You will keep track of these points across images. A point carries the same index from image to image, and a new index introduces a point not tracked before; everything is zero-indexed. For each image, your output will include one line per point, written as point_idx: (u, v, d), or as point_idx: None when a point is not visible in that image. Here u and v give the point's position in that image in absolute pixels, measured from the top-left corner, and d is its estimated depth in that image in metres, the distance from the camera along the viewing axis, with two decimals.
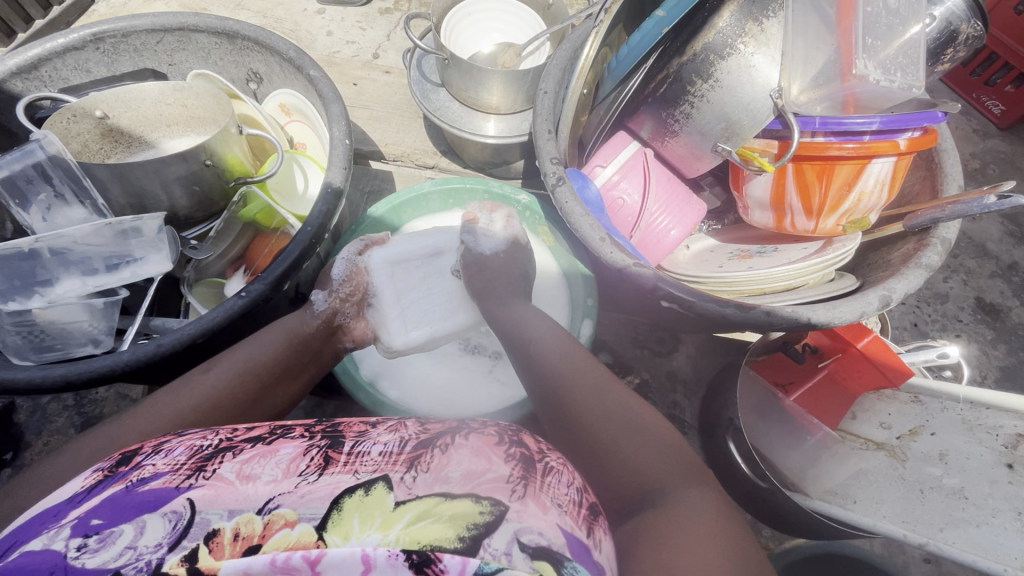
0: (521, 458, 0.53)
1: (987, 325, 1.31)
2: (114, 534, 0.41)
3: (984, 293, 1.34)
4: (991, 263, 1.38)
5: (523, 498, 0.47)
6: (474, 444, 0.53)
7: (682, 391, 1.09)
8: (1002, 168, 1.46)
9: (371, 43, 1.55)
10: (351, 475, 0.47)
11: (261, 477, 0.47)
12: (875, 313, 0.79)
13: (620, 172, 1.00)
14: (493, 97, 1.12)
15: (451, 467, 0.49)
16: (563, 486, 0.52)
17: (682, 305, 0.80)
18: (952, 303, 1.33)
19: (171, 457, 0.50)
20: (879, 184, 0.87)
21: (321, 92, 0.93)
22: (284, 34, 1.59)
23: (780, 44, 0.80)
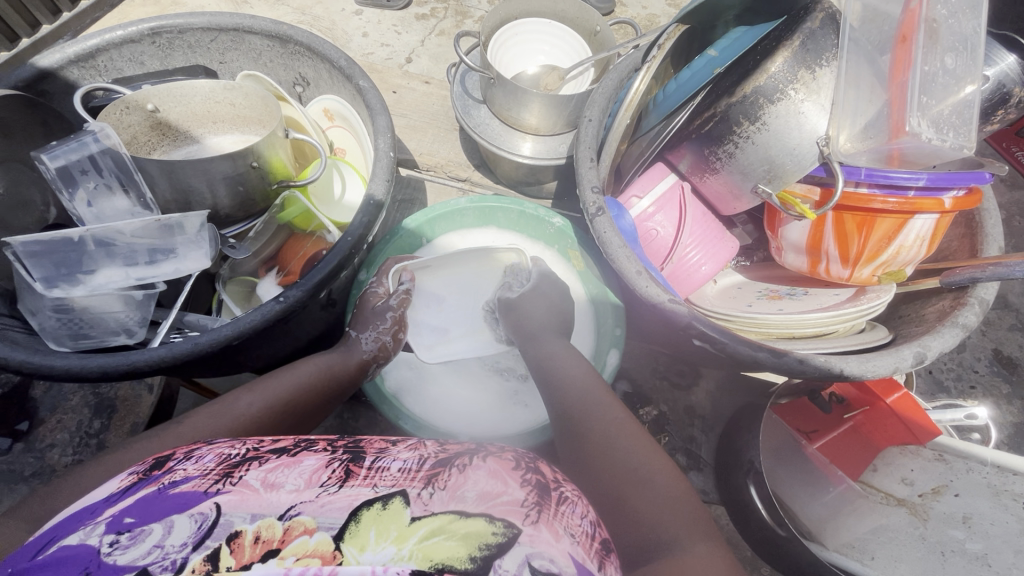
0: (536, 485, 0.52)
1: (1003, 378, 1.29)
2: (144, 532, 0.43)
3: (1002, 345, 1.33)
4: (1012, 315, 1.36)
5: (536, 523, 0.46)
6: (492, 466, 0.53)
7: (700, 427, 1.09)
8: None
9: (405, 47, 1.58)
10: (370, 488, 0.48)
11: (285, 486, 0.48)
12: (909, 369, 0.78)
13: (656, 204, 1.01)
14: (533, 118, 1.13)
15: (467, 486, 0.50)
16: (576, 517, 0.51)
17: (714, 344, 0.80)
18: (968, 352, 1.31)
19: (201, 464, 0.51)
20: (920, 240, 0.86)
21: (369, 102, 0.94)
22: (320, 32, 1.62)
23: (830, 94, 0.80)
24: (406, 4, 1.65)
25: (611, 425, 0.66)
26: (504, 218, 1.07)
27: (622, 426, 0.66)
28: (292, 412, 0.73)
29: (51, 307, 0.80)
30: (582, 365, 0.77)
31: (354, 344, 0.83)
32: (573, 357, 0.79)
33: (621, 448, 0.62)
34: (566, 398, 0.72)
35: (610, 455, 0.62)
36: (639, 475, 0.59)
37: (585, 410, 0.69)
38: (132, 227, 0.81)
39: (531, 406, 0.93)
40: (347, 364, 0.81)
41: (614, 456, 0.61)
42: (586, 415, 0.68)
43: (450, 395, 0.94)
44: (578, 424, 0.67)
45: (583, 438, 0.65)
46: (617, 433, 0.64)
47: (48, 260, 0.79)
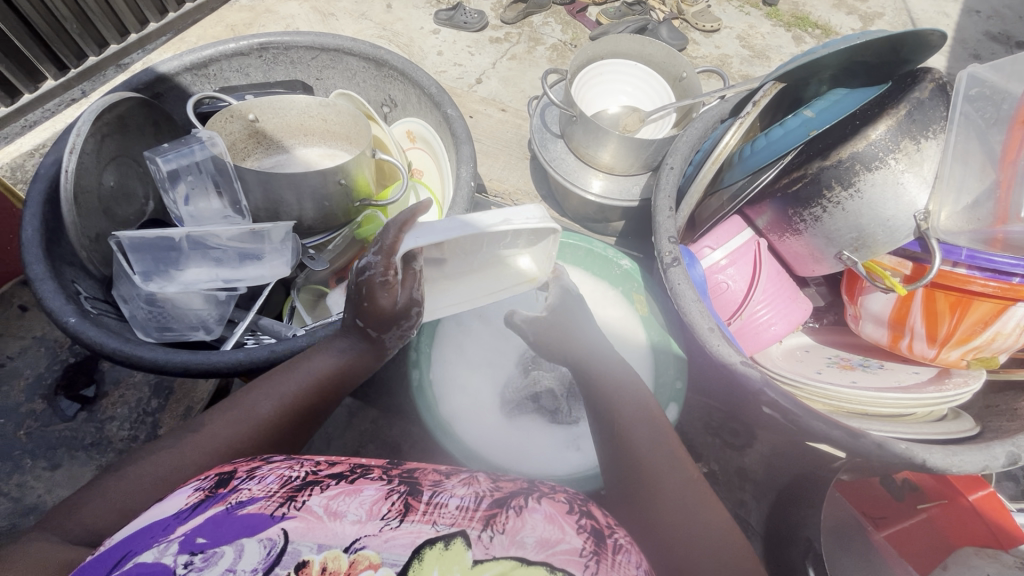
0: (591, 532, 0.50)
1: None
2: (217, 554, 0.43)
3: None
4: None
5: None
6: (547, 510, 0.51)
7: (751, 492, 1.04)
8: None
9: (476, 68, 1.63)
10: (431, 526, 0.47)
11: (347, 516, 0.47)
12: (1000, 469, 0.72)
13: (729, 257, 0.98)
14: (609, 157, 1.13)
15: (526, 531, 0.48)
16: (634, 567, 0.48)
17: (784, 414, 0.76)
18: None
19: (265, 484, 0.50)
20: (1020, 327, 0.80)
21: (455, 131, 0.97)
22: (398, 47, 1.69)
23: (934, 167, 0.77)
24: (482, 27, 1.72)
25: (661, 456, 0.58)
26: (571, 254, 1.07)
27: (675, 463, 0.57)
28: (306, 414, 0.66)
29: (144, 298, 0.86)
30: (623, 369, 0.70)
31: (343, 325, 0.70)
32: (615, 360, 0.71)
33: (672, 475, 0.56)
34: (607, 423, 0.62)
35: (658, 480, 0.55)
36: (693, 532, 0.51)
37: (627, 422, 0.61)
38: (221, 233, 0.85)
39: (586, 451, 0.90)
40: (362, 357, 0.71)
41: (667, 502, 0.54)
42: (629, 429, 0.61)
43: (501, 428, 0.93)
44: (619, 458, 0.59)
45: (632, 471, 0.57)
46: (666, 457, 0.57)
47: (145, 254, 0.85)
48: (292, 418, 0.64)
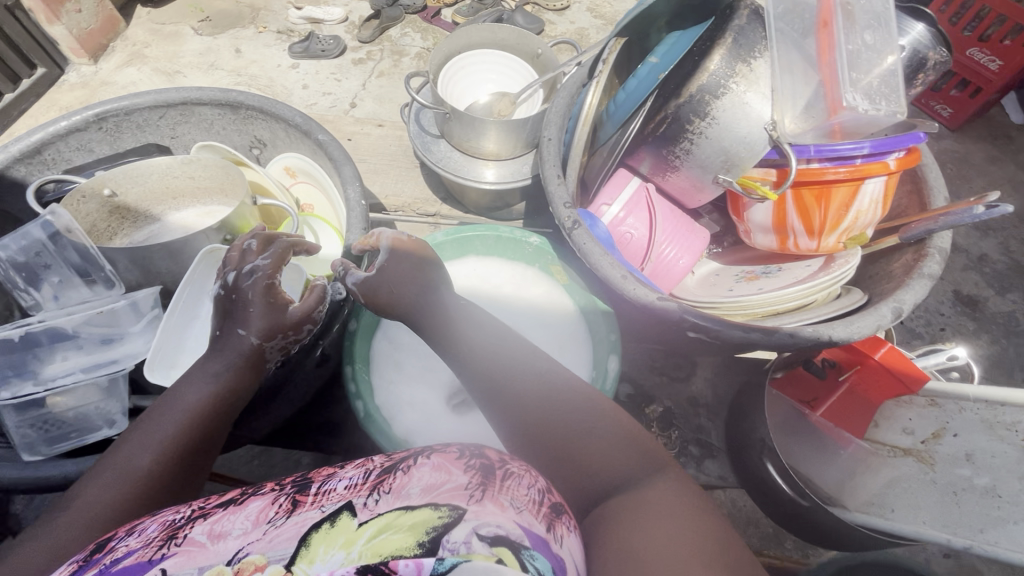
0: (481, 467, 0.52)
1: (968, 316, 1.43)
2: None
3: (961, 286, 1.48)
4: (962, 256, 1.52)
5: (481, 500, 0.47)
6: (436, 461, 0.52)
7: (705, 415, 1.11)
8: (959, 166, 1.70)
9: (347, 93, 1.61)
10: (317, 509, 0.46)
11: (231, 533, 0.45)
12: (890, 325, 0.82)
13: (626, 208, 1.04)
14: (492, 145, 1.16)
15: (412, 483, 0.49)
16: (524, 487, 0.51)
17: (708, 333, 0.82)
18: (933, 299, 1.46)
19: (145, 535, 0.46)
20: (874, 202, 0.91)
21: (333, 155, 0.95)
22: (259, 89, 1.63)
23: (769, 82, 0.85)
24: (342, 52, 1.70)
25: (584, 415, 0.60)
26: (482, 245, 1.08)
27: (603, 423, 0.60)
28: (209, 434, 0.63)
29: (23, 418, 0.78)
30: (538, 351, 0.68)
31: (233, 340, 0.65)
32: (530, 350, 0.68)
33: (612, 451, 0.57)
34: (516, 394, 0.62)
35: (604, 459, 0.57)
36: (631, 482, 0.54)
37: (557, 409, 0.61)
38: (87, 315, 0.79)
39: None
40: (239, 375, 0.65)
41: (601, 462, 0.57)
42: (564, 419, 0.60)
43: (459, 430, 0.91)
44: (535, 423, 0.61)
45: (563, 444, 0.59)
46: (601, 436, 0.59)
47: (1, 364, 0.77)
48: (184, 463, 0.60)
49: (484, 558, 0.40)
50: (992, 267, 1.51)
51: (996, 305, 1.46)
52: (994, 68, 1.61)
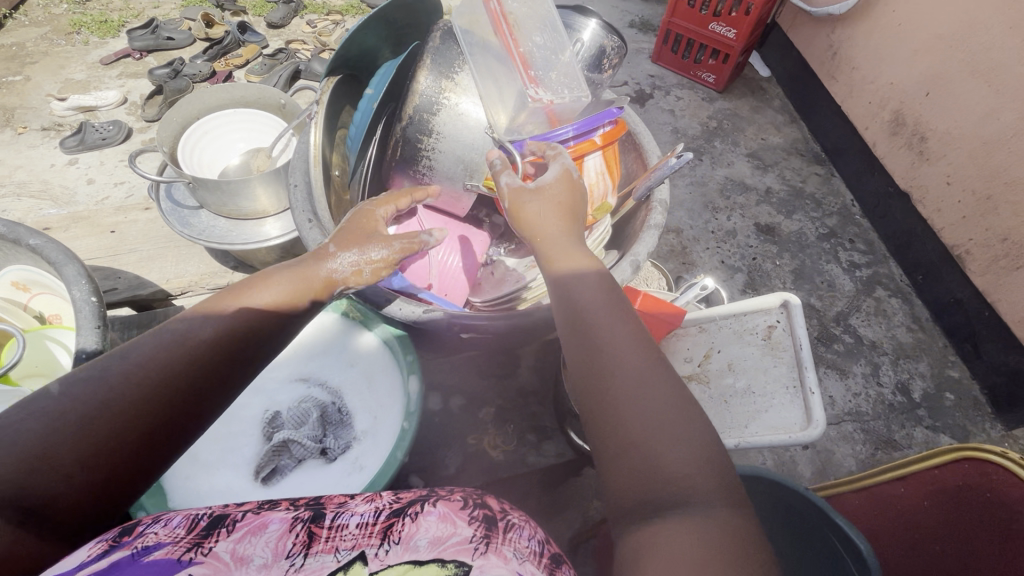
0: (485, 519, 0.48)
1: (771, 242, 1.76)
2: None
3: (758, 218, 1.82)
4: (754, 193, 1.89)
5: (486, 553, 0.44)
6: (442, 509, 0.48)
7: (536, 401, 1.16)
8: (730, 120, 2.12)
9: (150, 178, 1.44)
10: (333, 555, 0.44)
11: (253, 561, 0.43)
12: (632, 277, 0.93)
13: (397, 232, 1.05)
14: (257, 203, 1.12)
15: (419, 534, 0.46)
16: (525, 539, 0.47)
17: (479, 330, 0.86)
18: (742, 236, 1.77)
19: (172, 527, 0.44)
20: (601, 174, 1.01)
21: (49, 258, 0.85)
22: None
23: (475, 90, 0.93)
24: None
25: (639, 364, 0.54)
26: None
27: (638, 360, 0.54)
28: (215, 368, 0.54)
29: None
30: (601, 279, 0.64)
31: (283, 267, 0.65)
32: (597, 292, 0.61)
33: (647, 400, 0.51)
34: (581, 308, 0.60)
35: (633, 403, 0.51)
36: (654, 453, 0.48)
37: (601, 335, 0.56)
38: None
39: (365, 464, 0.90)
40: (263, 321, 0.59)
41: (637, 418, 0.50)
42: (610, 361, 0.54)
43: None
44: (600, 334, 0.57)
45: (598, 385, 0.53)
46: (632, 364, 0.54)
47: None
48: (146, 437, 0.49)
49: None
50: (777, 196, 1.89)
51: (788, 228, 1.81)
52: (732, 35, 2.02)
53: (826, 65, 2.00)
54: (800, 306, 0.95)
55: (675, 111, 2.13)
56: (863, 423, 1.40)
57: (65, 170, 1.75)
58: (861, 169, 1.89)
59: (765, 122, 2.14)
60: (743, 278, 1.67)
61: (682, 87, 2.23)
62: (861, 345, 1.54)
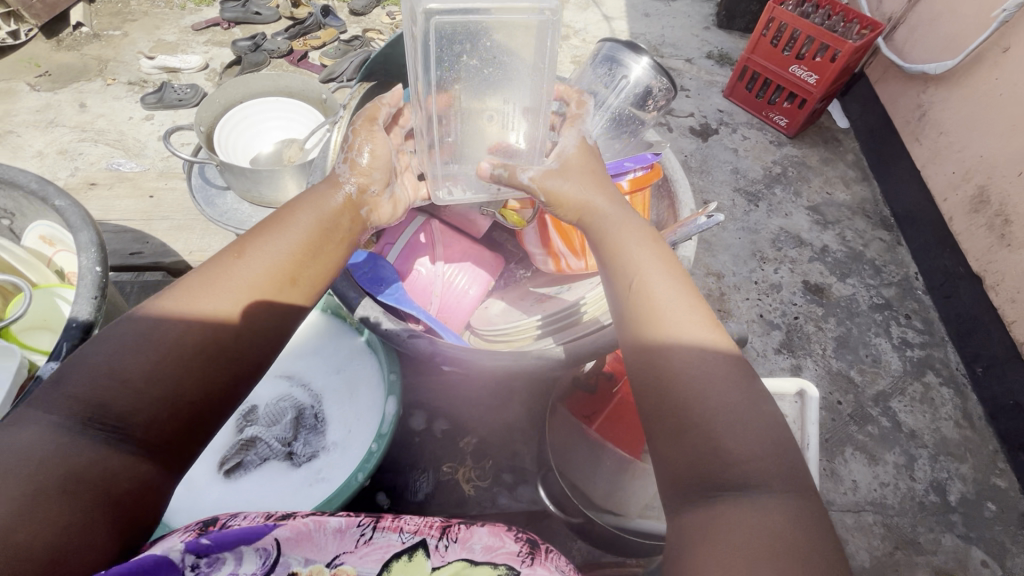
0: (530, 538, 0.52)
1: (817, 303, 1.62)
2: (220, 559, 0.45)
3: (808, 276, 1.69)
4: (808, 249, 1.75)
5: (533, 564, 0.48)
6: (489, 525, 0.52)
7: (521, 439, 1.12)
8: (798, 168, 1.98)
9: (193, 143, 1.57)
10: (397, 536, 0.49)
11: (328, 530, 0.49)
12: None
13: (406, 250, 1.04)
14: (281, 194, 1.14)
15: (474, 539, 0.50)
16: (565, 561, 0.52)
17: (461, 366, 0.83)
18: (786, 290, 1.65)
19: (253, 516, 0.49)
20: None
21: (68, 221, 0.88)
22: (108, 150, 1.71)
23: None
24: None
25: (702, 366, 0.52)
26: None
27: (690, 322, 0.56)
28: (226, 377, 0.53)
29: None
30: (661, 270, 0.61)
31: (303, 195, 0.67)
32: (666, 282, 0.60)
33: (719, 402, 0.50)
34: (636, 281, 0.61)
35: (708, 405, 0.50)
36: (692, 348, 0.54)
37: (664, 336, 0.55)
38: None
39: (331, 477, 0.89)
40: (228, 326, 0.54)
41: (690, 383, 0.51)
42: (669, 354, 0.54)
43: (229, 498, 0.86)
44: (646, 290, 0.59)
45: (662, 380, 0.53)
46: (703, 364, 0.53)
47: None
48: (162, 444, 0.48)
49: None
50: (833, 255, 1.75)
51: (837, 289, 1.66)
52: (813, 81, 1.90)
53: (912, 126, 1.85)
54: (817, 398, 0.87)
55: (739, 150, 2.03)
56: (884, 516, 1.27)
57: (141, 125, 1.83)
58: (933, 242, 1.72)
59: (834, 175, 1.99)
60: (780, 335, 1.55)
61: (751, 127, 2.11)
62: (896, 432, 1.39)
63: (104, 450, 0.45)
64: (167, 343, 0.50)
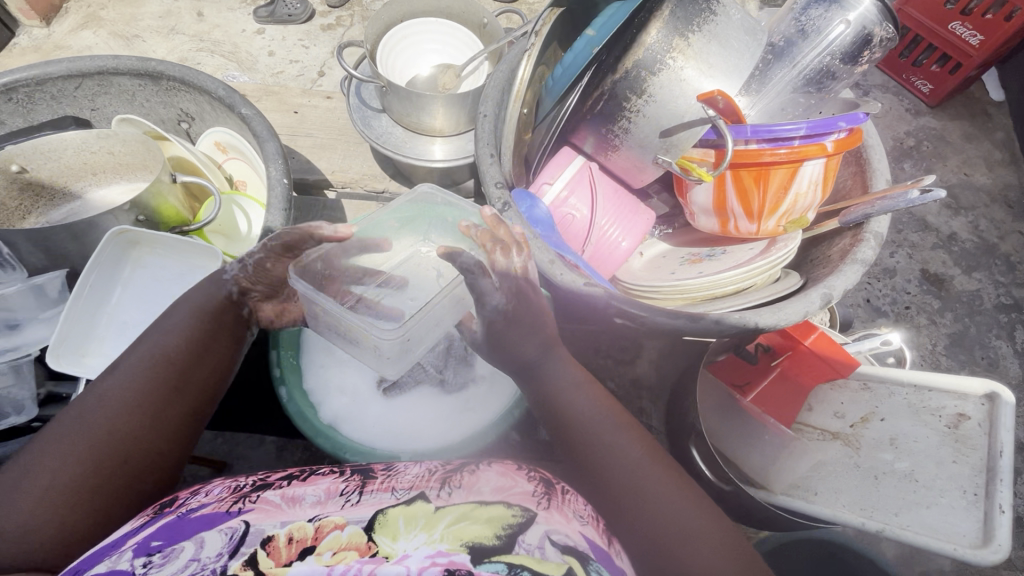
0: (541, 479, 0.64)
1: (934, 296, 1.40)
2: (176, 549, 0.48)
3: (928, 264, 1.45)
4: (933, 235, 1.48)
5: (549, 507, 0.57)
6: (497, 468, 0.64)
7: (648, 397, 1.11)
8: (935, 144, 1.60)
9: (315, 61, 1.56)
10: (390, 493, 0.58)
11: (305, 500, 0.57)
12: (819, 311, 0.81)
13: (568, 188, 1.01)
14: (436, 121, 1.11)
15: (481, 483, 0.60)
16: (581, 502, 0.62)
17: (634, 320, 0.81)
18: (900, 277, 1.42)
19: (212, 495, 0.59)
20: (813, 185, 0.89)
21: (255, 131, 0.90)
22: (223, 57, 1.56)
23: (709, 57, 0.83)
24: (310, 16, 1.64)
25: (655, 487, 0.59)
26: None
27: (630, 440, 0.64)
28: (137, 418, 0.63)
29: None
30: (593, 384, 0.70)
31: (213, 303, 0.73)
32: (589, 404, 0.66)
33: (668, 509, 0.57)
34: (566, 413, 0.66)
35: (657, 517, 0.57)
36: (621, 470, 0.61)
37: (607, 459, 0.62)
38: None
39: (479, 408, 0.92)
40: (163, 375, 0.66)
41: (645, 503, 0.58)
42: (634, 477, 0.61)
43: (387, 415, 0.91)
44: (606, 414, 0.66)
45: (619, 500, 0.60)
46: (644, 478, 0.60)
47: None
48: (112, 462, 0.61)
49: (558, 560, 0.47)
50: (961, 246, 1.48)
51: (960, 284, 1.42)
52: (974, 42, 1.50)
53: None
54: (1012, 404, 0.78)
55: None
56: None
57: None
58: None
59: (977, 155, 1.60)
60: (885, 323, 1.36)
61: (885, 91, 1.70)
62: None
63: (112, 470, 0.61)
64: (104, 428, 0.62)
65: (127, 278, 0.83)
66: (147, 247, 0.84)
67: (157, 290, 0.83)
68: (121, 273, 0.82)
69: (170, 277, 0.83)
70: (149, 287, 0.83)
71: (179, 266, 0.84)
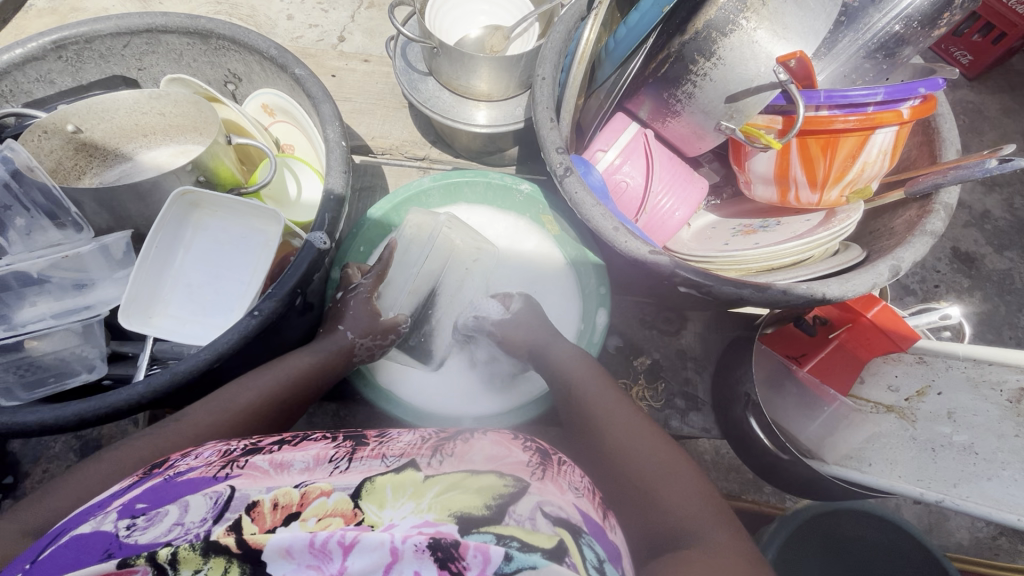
0: (537, 449, 0.57)
1: (963, 274, 1.37)
2: (161, 514, 0.43)
3: (959, 242, 1.41)
4: (963, 213, 1.44)
5: (543, 479, 0.50)
6: (493, 437, 0.57)
7: (693, 368, 1.11)
8: (972, 118, 1.53)
9: (336, 25, 1.45)
10: (381, 461, 0.51)
11: (293, 466, 0.50)
12: (886, 283, 0.80)
13: (622, 155, 1.00)
14: (484, 85, 1.09)
15: (473, 452, 0.54)
16: (577, 475, 0.56)
17: (698, 289, 0.80)
18: (929, 255, 1.39)
19: (202, 458, 0.52)
20: (882, 154, 0.87)
21: (310, 92, 0.88)
22: (241, 20, 1.46)
23: (782, 18, 0.78)
24: None
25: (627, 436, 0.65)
26: (471, 192, 1.04)
27: (628, 418, 0.68)
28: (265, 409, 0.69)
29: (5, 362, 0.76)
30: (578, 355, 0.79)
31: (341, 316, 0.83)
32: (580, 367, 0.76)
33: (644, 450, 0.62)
34: (571, 395, 0.73)
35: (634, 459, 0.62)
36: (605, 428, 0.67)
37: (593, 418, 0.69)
38: (56, 258, 0.78)
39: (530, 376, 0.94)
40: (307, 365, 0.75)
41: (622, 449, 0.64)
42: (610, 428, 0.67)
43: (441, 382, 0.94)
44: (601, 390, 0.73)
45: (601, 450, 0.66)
46: (624, 430, 0.66)
47: None
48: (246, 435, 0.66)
49: (549, 534, 0.42)
50: (994, 224, 1.43)
51: (993, 262, 1.39)
52: None
53: None
54: None
55: None
56: None
57: None
58: None
59: (1016, 130, 1.53)
60: (913, 302, 1.34)
61: None
62: None
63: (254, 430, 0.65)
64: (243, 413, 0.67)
65: (188, 243, 0.83)
66: (206, 210, 0.83)
67: (220, 256, 0.84)
68: (182, 237, 0.82)
69: (232, 242, 0.84)
70: (211, 252, 0.84)
71: (240, 231, 0.84)
